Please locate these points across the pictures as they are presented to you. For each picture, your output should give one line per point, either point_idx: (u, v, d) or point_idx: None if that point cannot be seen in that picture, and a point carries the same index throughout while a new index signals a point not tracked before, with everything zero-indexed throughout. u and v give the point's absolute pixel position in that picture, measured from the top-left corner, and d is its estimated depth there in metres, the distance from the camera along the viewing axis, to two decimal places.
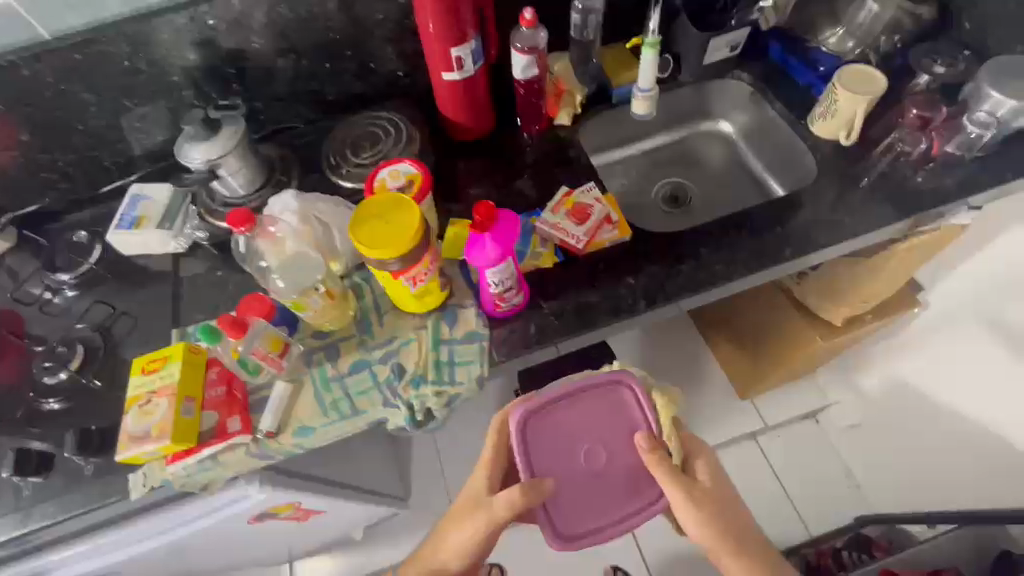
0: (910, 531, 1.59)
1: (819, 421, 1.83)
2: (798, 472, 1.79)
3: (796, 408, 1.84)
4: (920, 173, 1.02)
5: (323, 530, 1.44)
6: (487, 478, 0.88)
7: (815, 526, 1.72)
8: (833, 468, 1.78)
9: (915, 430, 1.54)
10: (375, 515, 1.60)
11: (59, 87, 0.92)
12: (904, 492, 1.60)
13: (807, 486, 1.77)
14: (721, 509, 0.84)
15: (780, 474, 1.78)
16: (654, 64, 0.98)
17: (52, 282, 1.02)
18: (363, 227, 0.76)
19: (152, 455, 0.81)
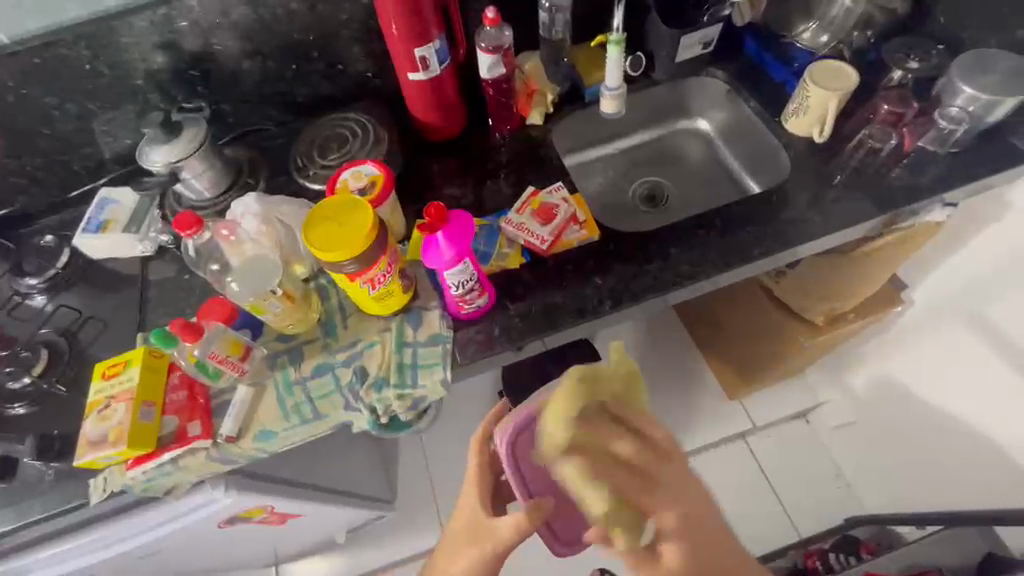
0: (901, 531, 1.59)
1: (810, 421, 1.84)
2: (789, 473, 1.79)
3: (788, 407, 1.85)
4: (894, 170, 1.00)
5: (304, 533, 1.43)
6: (481, 500, 0.84)
7: (806, 527, 1.72)
8: (824, 468, 1.79)
9: (903, 431, 1.51)
10: (358, 518, 1.59)
11: (20, 91, 0.92)
12: (895, 492, 1.59)
13: (794, 485, 1.77)
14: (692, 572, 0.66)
15: (769, 475, 1.79)
16: (620, 61, 0.96)
17: (21, 287, 1.01)
18: (314, 229, 0.75)
19: (110, 460, 0.80)
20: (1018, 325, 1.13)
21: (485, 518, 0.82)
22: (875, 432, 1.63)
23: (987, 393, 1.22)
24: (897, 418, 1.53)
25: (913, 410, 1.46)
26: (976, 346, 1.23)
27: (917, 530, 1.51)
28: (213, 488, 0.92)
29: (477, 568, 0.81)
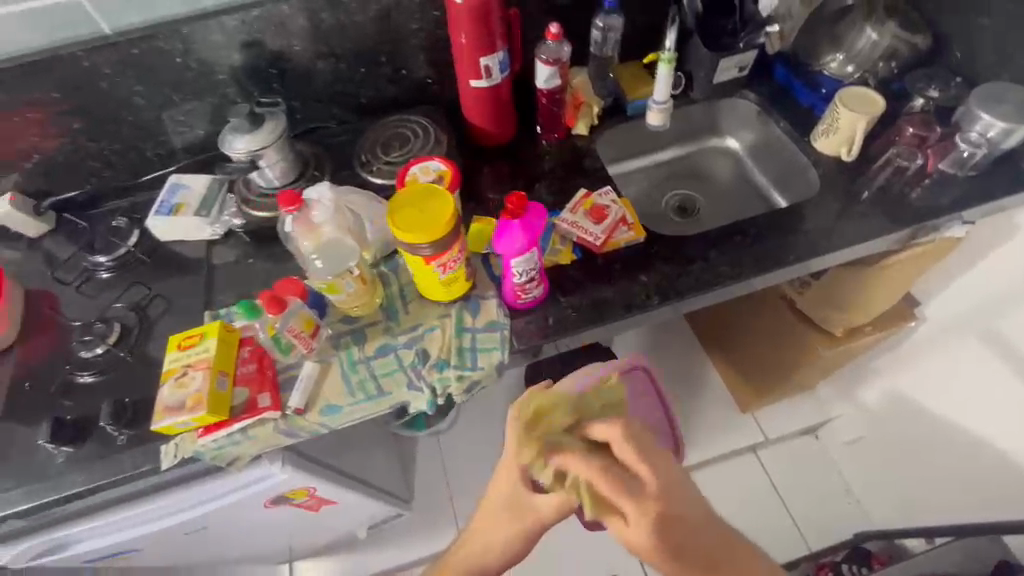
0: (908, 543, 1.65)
1: (819, 437, 1.90)
2: (799, 487, 1.84)
3: (797, 423, 1.91)
4: (917, 189, 1.08)
5: (330, 525, 1.45)
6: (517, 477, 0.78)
7: (815, 541, 1.77)
8: (833, 483, 1.84)
9: (914, 449, 1.56)
10: (381, 514, 1.61)
11: (113, 79, 0.98)
12: (902, 507, 1.64)
13: (804, 500, 1.82)
14: (682, 552, 0.62)
15: (780, 488, 1.84)
16: (670, 76, 1.04)
17: (91, 264, 1.06)
18: (397, 213, 0.81)
19: (186, 426, 0.84)
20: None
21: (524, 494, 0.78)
22: (884, 447, 1.68)
23: (1002, 409, 1.28)
24: (909, 433, 1.58)
25: (923, 425, 1.52)
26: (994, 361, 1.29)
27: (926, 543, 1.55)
28: (273, 462, 0.97)
29: (512, 541, 0.80)
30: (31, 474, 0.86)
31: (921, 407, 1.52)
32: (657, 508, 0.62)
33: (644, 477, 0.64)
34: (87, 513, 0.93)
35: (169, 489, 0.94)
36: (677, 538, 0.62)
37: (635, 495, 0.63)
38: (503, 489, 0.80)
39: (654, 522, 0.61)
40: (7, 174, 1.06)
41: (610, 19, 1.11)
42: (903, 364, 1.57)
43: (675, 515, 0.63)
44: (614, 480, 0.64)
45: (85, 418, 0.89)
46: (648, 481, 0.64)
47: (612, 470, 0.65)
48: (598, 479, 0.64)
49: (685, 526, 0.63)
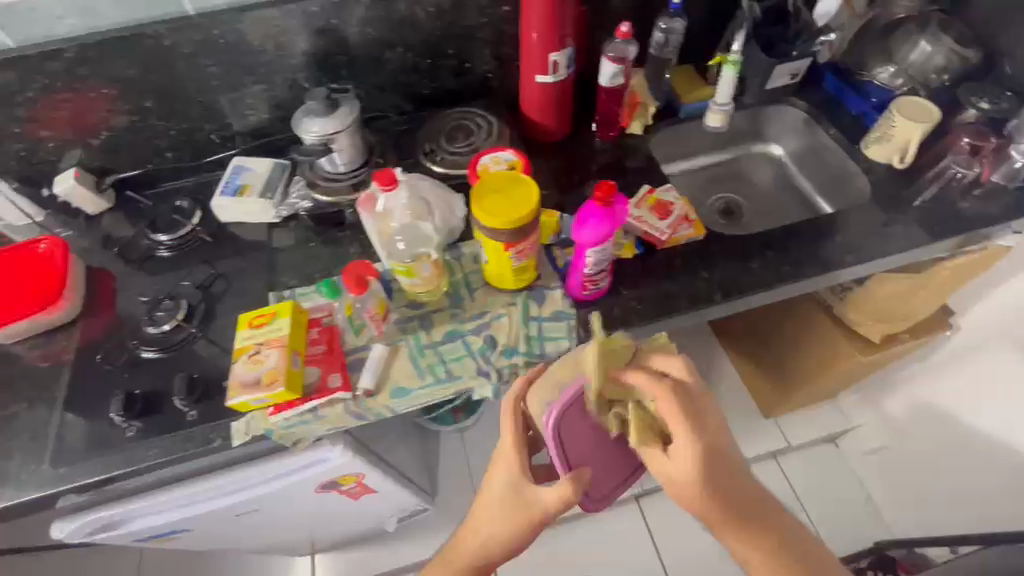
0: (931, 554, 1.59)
1: (839, 445, 1.92)
2: (818, 493, 1.86)
3: (818, 430, 1.93)
4: (968, 198, 1.11)
5: (362, 515, 1.44)
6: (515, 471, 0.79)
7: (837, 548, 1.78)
8: (853, 489, 1.86)
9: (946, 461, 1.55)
10: (408, 508, 1.60)
11: (190, 58, 0.99)
12: (929, 516, 1.63)
13: (825, 505, 1.84)
14: (712, 484, 0.67)
15: (800, 494, 1.85)
16: (734, 79, 1.13)
17: (152, 242, 1.07)
18: (483, 199, 0.82)
19: (259, 404, 0.84)
20: None
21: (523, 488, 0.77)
22: (912, 456, 1.68)
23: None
24: (940, 444, 1.57)
25: (955, 437, 1.51)
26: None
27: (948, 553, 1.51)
28: (334, 446, 0.97)
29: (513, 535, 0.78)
30: (99, 447, 0.86)
31: (953, 418, 1.52)
32: (707, 440, 0.67)
33: (704, 412, 0.69)
34: (155, 487, 0.93)
35: (232, 467, 0.95)
36: (712, 471, 0.66)
37: (698, 428, 0.67)
38: (497, 481, 0.80)
39: (701, 454, 0.65)
40: (71, 149, 1.06)
41: (673, 21, 1.14)
42: (940, 371, 1.57)
43: (718, 454, 0.67)
44: (683, 408, 0.67)
45: (155, 393, 0.90)
46: (709, 415, 0.69)
47: (679, 394, 0.68)
48: (665, 401, 0.67)
49: (721, 467, 0.67)
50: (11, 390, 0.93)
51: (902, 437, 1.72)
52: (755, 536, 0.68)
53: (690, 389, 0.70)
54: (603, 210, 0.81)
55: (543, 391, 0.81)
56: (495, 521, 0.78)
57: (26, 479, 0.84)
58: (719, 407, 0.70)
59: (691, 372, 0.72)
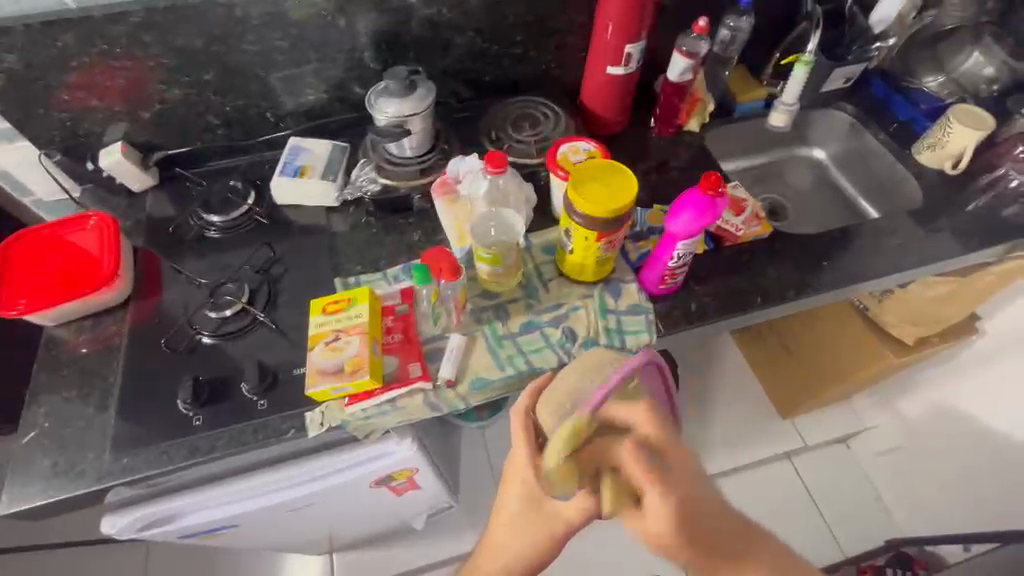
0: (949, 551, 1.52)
1: (851, 446, 1.78)
2: (831, 495, 1.71)
3: (833, 430, 1.79)
4: (1018, 205, 1.14)
5: (391, 515, 1.35)
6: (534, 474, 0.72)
7: (848, 545, 1.64)
8: (864, 492, 1.71)
9: (985, 469, 1.48)
10: (436, 507, 1.46)
11: (260, 30, 0.97)
12: (939, 516, 1.58)
13: (845, 511, 1.69)
14: (695, 537, 0.59)
15: (816, 496, 1.70)
16: (803, 79, 1.16)
17: (203, 222, 1.01)
18: (582, 186, 0.82)
19: (339, 393, 0.81)
20: None
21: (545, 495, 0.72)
22: (938, 455, 1.60)
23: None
24: (983, 452, 1.49)
25: (1008, 447, 1.43)
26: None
27: (963, 551, 1.49)
28: (402, 440, 0.93)
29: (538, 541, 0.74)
30: (162, 434, 0.81)
31: (985, 423, 1.50)
32: (682, 488, 0.59)
33: (670, 461, 0.60)
34: (218, 478, 0.88)
35: (302, 457, 0.90)
36: (692, 519, 0.59)
37: (667, 486, 0.58)
38: (513, 497, 0.74)
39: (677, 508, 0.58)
40: (117, 122, 1.02)
41: (740, 20, 1.14)
42: (954, 372, 1.57)
43: (694, 500, 0.60)
44: (650, 464, 0.58)
45: (223, 379, 0.86)
46: (674, 465, 0.60)
47: (648, 457, 0.59)
48: (634, 464, 0.58)
49: (700, 509, 0.60)
50: (58, 374, 0.88)
51: (918, 437, 1.67)
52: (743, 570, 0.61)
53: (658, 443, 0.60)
54: (707, 200, 0.83)
55: (553, 404, 0.70)
56: (512, 542, 0.76)
57: (84, 469, 0.80)
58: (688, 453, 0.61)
59: (655, 421, 0.61)
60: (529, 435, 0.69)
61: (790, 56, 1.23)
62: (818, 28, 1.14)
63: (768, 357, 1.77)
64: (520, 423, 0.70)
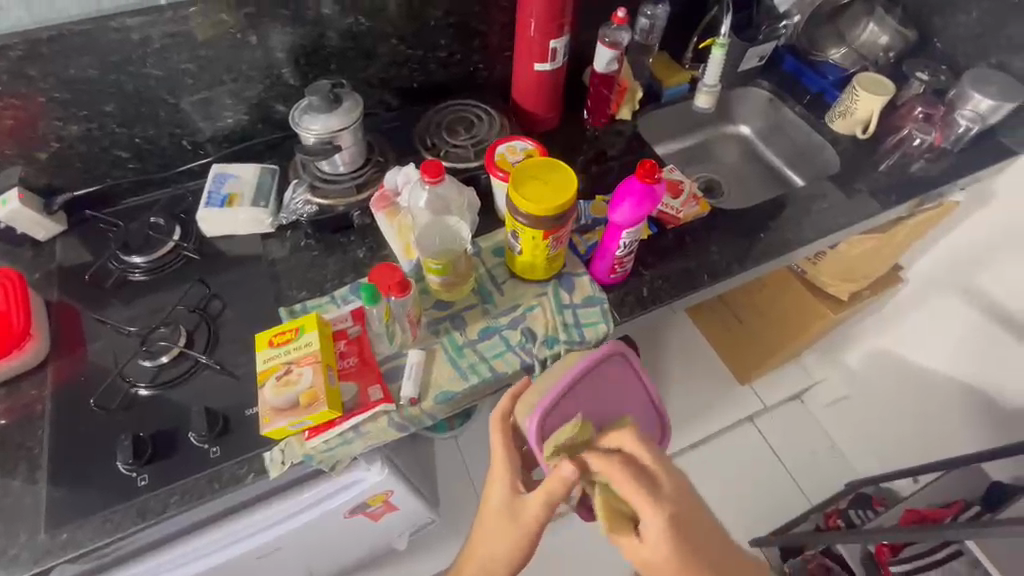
0: (896, 488, 1.66)
1: (804, 401, 1.87)
2: (796, 452, 1.81)
3: (785, 388, 1.88)
4: (921, 161, 1.23)
5: (372, 541, 1.30)
6: (510, 473, 0.77)
7: (814, 495, 1.75)
8: (819, 441, 1.83)
9: (935, 414, 1.54)
10: (418, 524, 1.42)
11: (162, 53, 0.90)
12: (890, 450, 1.70)
13: (804, 461, 1.80)
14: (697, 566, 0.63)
15: (781, 455, 1.80)
16: (721, 62, 1.21)
17: (124, 264, 0.94)
18: (524, 185, 0.82)
19: (297, 428, 0.77)
20: (1006, 289, 1.31)
21: (517, 496, 0.75)
22: (892, 405, 1.67)
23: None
24: (929, 398, 1.55)
25: (949, 389, 1.49)
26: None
27: (912, 483, 1.63)
28: (371, 465, 0.91)
29: (515, 547, 0.75)
30: (104, 499, 0.75)
31: (923, 364, 1.55)
32: (675, 507, 0.64)
33: (658, 480, 0.66)
34: (172, 538, 0.81)
35: (268, 500, 0.86)
36: (692, 545, 0.63)
37: (658, 504, 0.64)
38: (495, 496, 0.77)
39: (669, 529, 0.63)
40: (11, 166, 0.93)
41: (656, 8, 1.20)
42: (891, 323, 1.62)
43: (687, 515, 0.65)
44: (638, 481, 0.65)
45: (168, 431, 0.80)
46: (663, 484, 0.66)
47: (637, 472, 0.66)
48: (622, 480, 0.65)
49: (693, 533, 0.64)
50: None
51: (863, 385, 1.76)
52: None
53: (650, 464, 0.67)
54: (644, 188, 0.84)
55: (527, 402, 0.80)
56: (499, 542, 0.76)
57: (17, 553, 0.72)
58: (679, 476, 0.67)
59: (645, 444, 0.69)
60: (507, 434, 0.79)
61: (707, 40, 1.28)
62: (728, 10, 1.19)
63: (720, 328, 1.84)
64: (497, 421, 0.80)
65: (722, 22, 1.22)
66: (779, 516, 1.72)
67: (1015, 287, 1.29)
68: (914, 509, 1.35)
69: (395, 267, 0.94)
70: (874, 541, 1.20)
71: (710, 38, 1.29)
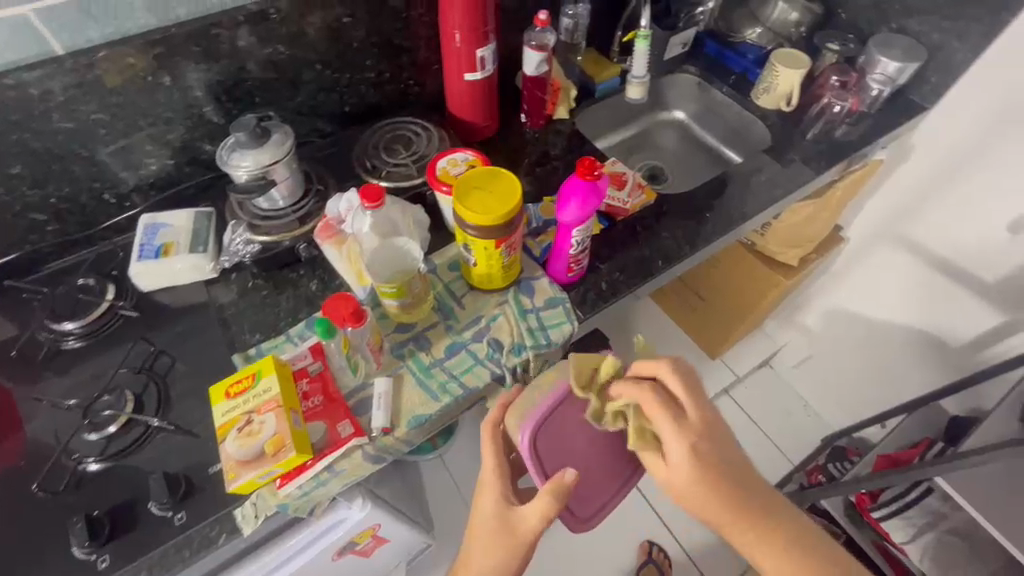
0: (868, 436, 1.75)
1: (774, 366, 1.97)
2: (771, 417, 1.89)
3: (754, 357, 1.97)
4: (843, 126, 1.30)
5: None
6: (501, 484, 0.77)
7: (794, 453, 1.83)
8: (792, 402, 1.92)
9: (887, 361, 1.62)
10: (414, 551, 1.39)
11: (68, 106, 0.85)
12: (854, 403, 1.78)
13: (779, 425, 1.87)
14: (718, 487, 0.65)
15: (757, 420, 1.88)
16: (646, 52, 1.24)
17: (56, 333, 0.88)
18: (467, 198, 0.81)
19: (266, 479, 0.73)
20: (933, 236, 1.39)
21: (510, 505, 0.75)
22: (850, 358, 1.73)
23: (988, 304, 1.34)
24: (880, 347, 1.63)
25: (896, 335, 1.57)
26: (974, 242, 1.32)
27: (881, 429, 1.72)
28: (353, 501, 0.89)
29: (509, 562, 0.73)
30: None
31: (871, 316, 1.63)
32: (700, 433, 0.67)
33: (687, 407, 0.69)
34: None
35: (248, 558, 0.82)
36: (717, 465, 0.65)
37: (682, 429, 0.66)
38: (486, 507, 0.76)
39: (694, 450, 0.65)
40: None
41: (577, 7, 1.21)
42: (837, 281, 1.69)
43: (717, 434, 0.68)
44: (666, 407, 0.68)
45: (125, 504, 0.75)
46: (691, 413, 0.68)
47: (665, 397, 0.69)
48: (653, 404, 0.68)
49: (720, 456, 0.66)
50: None
51: (821, 343, 1.82)
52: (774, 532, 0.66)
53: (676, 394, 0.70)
54: (588, 185, 0.85)
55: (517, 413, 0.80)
56: (489, 551, 0.74)
57: None
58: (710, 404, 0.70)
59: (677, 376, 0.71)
60: (496, 444, 0.79)
61: (629, 33, 1.31)
62: (646, 3, 1.22)
63: (684, 308, 1.89)
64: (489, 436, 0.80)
65: (642, 15, 1.25)
66: (764, 481, 1.78)
67: (944, 233, 1.37)
68: (886, 454, 1.40)
69: (349, 296, 0.91)
70: (851, 492, 1.25)
71: (632, 31, 1.31)
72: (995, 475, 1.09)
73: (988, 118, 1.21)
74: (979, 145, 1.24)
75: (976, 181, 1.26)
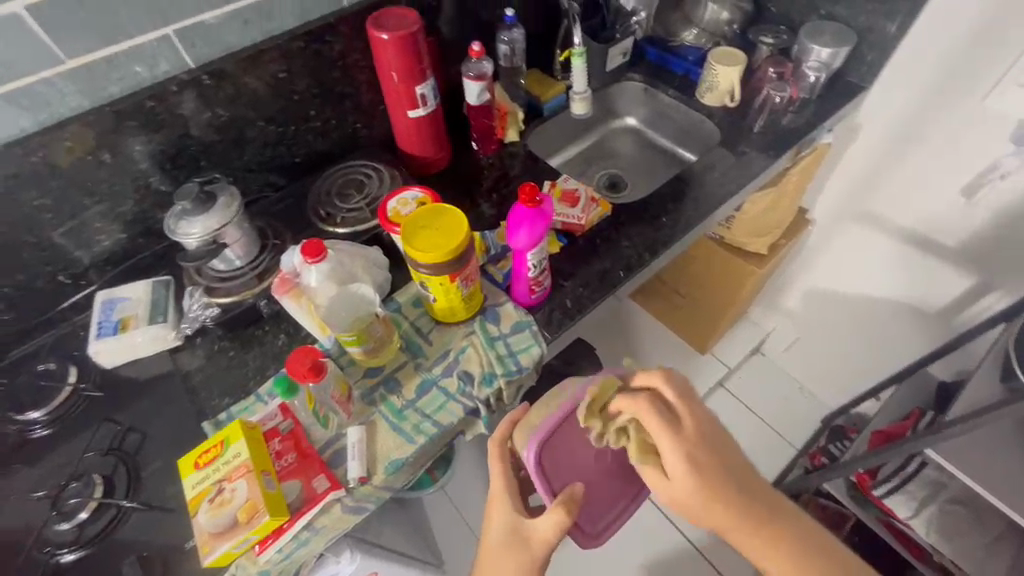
0: (864, 412, 1.75)
1: (764, 353, 1.99)
2: (766, 404, 1.91)
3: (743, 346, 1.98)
4: (788, 114, 1.32)
5: None
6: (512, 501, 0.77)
7: (793, 437, 1.85)
8: (786, 386, 1.94)
9: (877, 335, 1.62)
10: None
11: (11, 198, 0.85)
12: (845, 381, 1.79)
13: (775, 410, 1.90)
14: (721, 493, 0.65)
15: (753, 407, 1.90)
16: (584, 68, 1.27)
17: (21, 424, 0.87)
18: (417, 237, 0.81)
19: (242, 548, 0.72)
20: (897, 209, 1.41)
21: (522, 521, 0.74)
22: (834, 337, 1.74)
23: (960, 268, 1.35)
24: (866, 323, 1.63)
25: (880, 309, 1.57)
26: (933, 210, 1.33)
27: (875, 403, 1.73)
28: (341, 556, 0.90)
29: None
30: None
31: (847, 293, 1.65)
32: (697, 442, 0.67)
33: (684, 416, 0.69)
34: None
35: None
36: (720, 472, 0.66)
37: (678, 442, 0.66)
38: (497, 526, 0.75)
39: (691, 464, 0.65)
40: None
41: (512, 33, 1.23)
42: (809, 264, 1.70)
43: (717, 440, 0.69)
44: (662, 418, 0.68)
45: None
46: (688, 424, 0.69)
47: (661, 409, 0.69)
48: (648, 415, 0.68)
49: (718, 467, 0.66)
50: None
51: (807, 325, 1.82)
52: (784, 541, 0.66)
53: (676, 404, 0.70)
54: (533, 211, 0.87)
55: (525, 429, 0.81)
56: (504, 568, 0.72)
57: None
58: (707, 412, 0.70)
59: (676, 391, 0.71)
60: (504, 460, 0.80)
61: (566, 50, 1.32)
62: (578, 21, 1.25)
63: (664, 308, 1.91)
64: (497, 451, 0.81)
65: (576, 32, 1.27)
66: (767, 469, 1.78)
67: (906, 203, 1.38)
68: (879, 429, 1.40)
69: (314, 348, 0.91)
70: (852, 473, 1.26)
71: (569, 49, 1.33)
72: (985, 439, 1.09)
73: (929, 89, 1.23)
74: (924, 117, 1.26)
75: (930, 148, 1.27)
